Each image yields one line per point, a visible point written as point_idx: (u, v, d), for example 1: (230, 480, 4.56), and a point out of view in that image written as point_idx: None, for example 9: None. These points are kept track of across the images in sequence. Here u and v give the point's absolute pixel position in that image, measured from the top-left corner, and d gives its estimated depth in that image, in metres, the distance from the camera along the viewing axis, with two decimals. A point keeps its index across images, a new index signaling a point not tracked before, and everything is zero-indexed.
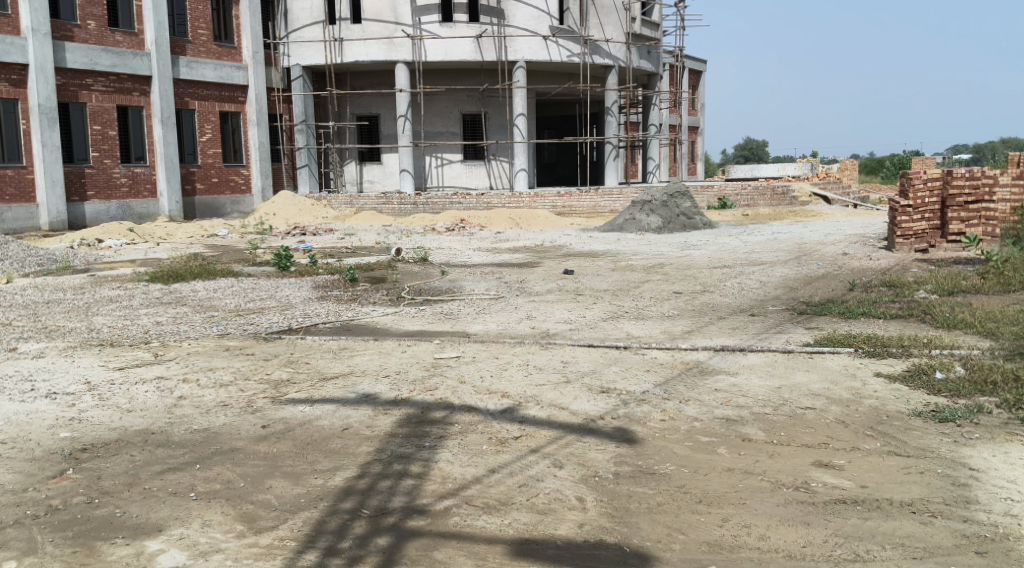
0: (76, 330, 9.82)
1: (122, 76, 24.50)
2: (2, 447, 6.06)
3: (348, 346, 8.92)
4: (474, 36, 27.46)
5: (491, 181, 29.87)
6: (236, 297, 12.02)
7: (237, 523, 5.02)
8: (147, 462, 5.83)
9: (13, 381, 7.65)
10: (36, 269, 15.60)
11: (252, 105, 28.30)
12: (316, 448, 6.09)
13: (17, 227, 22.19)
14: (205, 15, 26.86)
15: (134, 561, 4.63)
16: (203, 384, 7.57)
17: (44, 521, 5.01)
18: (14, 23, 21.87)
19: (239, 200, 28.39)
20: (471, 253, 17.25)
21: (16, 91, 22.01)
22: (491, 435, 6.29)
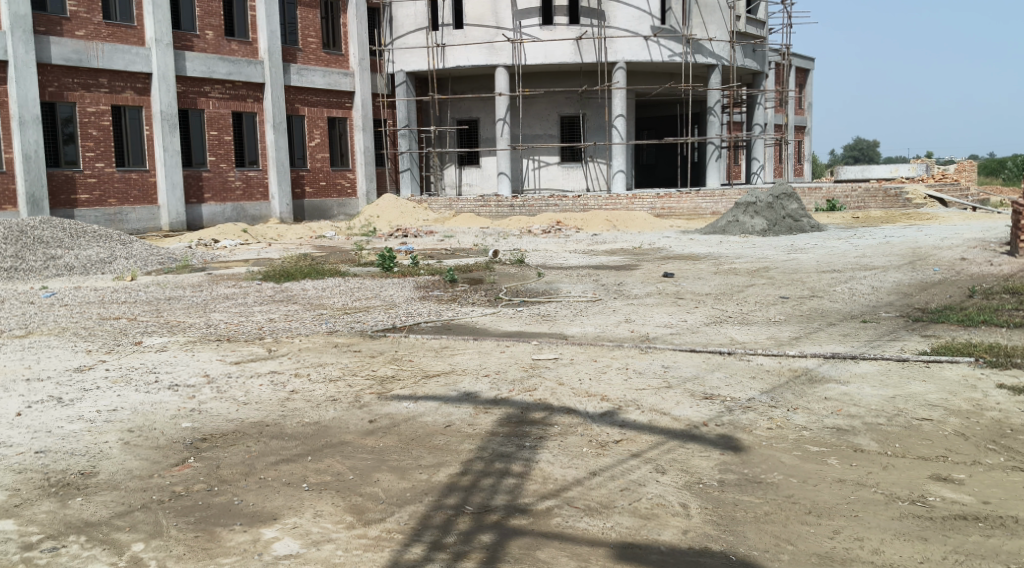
0: (196, 325, 10.27)
1: (237, 83, 25.49)
2: (130, 435, 6.38)
3: (449, 346, 9.03)
4: (575, 38, 27.43)
5: (588, 182, 29.74)
6: (342, 295, 12.33)
7: (347, 515, 5.16)
8: (263, 452, 6.05)
9: (140, 372, 8.06)
10: (157, 267, 16.37)
11: (358, 110, 29.00)
12: (420, 444, 6.21)
13: (141, 227, 23.28)
14: (315, 23, 27.66)
15: (251, 547, 4.79)
16: (314, 378, 7.82)
17: (169, 506, 5.25)
18: (139, 34, 23.01)
19: (344, 203, 29.11)
20: (568, 255, 17.29)
21: (141, 98, 23.12)
22: (592, 438, 6.29)
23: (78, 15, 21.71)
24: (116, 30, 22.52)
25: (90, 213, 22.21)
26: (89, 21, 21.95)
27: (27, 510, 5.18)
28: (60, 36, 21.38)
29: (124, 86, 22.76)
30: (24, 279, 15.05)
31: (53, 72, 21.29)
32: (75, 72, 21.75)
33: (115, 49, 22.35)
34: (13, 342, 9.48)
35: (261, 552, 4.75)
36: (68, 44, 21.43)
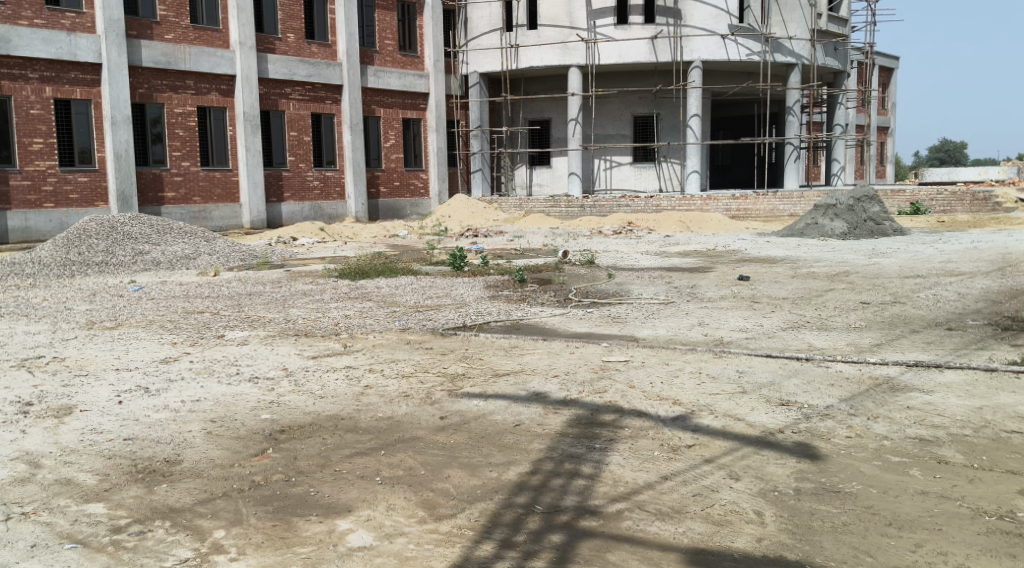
0: (275, 320, 10.52)
1: (317, 85, 26.02)
2: (212, 425, 6.58)
3: (519, 345, 9.08)
4: (650, 37, 27.25)
5: (660, 183, 29.44)
6: (414, 294, 12.46)
7: (418, 509, 5.23)
8: (338, 445, 6.17)
9: (222, 364, 8.31)
10: (239, 263, 16.80)
11: (432, 111, 29.30)
12: (490, 442, 6.25)
13: (223, 225, 23.92)
14: (391, 25, 28.08)
15: (326, 537, 4.89)
16: (387, 374, 7.95)
17: (249, 495, 5.39)
18: (224, 37, 23.68)
19: (417, 203, 29.45)
20: (639, 256, 17.19)
21: (225, 100, 23.78)
22: (664, 442, 6.25)
23: (167, 20, 22.41)
24: (203, 34, 23.20)
25: (176, 211, 22.89)
26: (177, 25, 22.65)
27: (115, 494, 5.37)
28: (150, 39, 22.10)
29: (209, 88, 23.44)
30: (114, 273, 15.62)
31: (143, 74, 22.02)
32: (163, 74, 22.46)
33: (201, 52, 23.02)
34: (103, 333, 9.85)
35: (336, 543, 4.84)
36: (157, 47, 22.13)
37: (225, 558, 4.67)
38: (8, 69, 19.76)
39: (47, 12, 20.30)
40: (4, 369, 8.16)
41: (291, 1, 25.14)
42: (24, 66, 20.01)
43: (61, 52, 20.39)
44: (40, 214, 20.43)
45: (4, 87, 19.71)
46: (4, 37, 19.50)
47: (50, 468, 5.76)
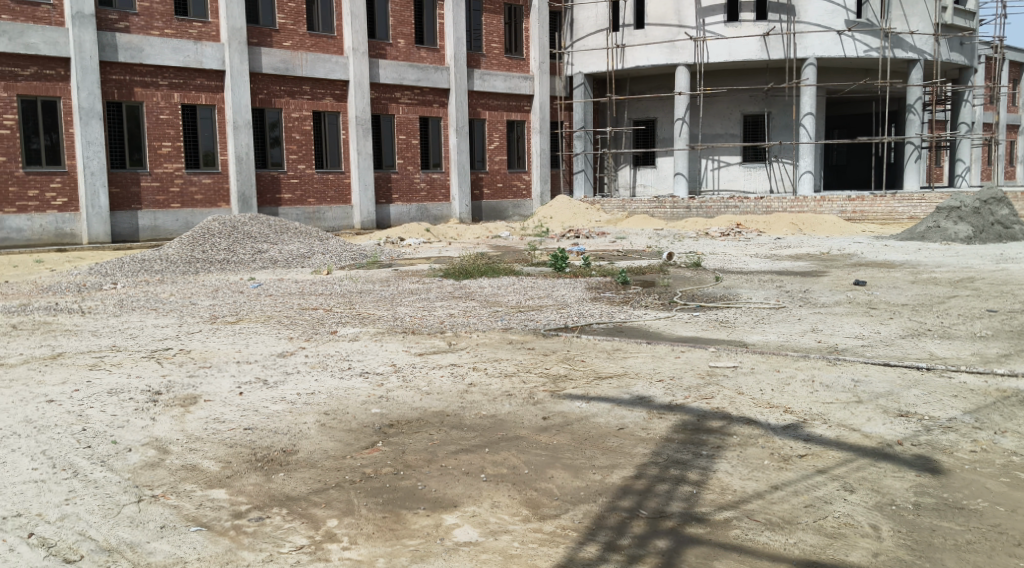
0: (383, 317, 10.80)
1: (425, 89, 26.51)
2: (326, 417, 6.82)
3: (622, 347, 9.08)
4: (762, 34, 26.69)
5: (771, 184, 28.78)
6: (516, 294, 12.58)
7: (522, 508, 5.30)
8: (444, 441, 6.31)
9: (334, 359, 8.59)
10: (350, 262, 17.25)
11: (537, 113, 29.48)
12: (593, 444, 6.27)
13: (335, 226, 24.60)
14: (498, 28, 28.38)
15: (434, 531, 5.01)
16: (491, 372, 8.07)
17: (360, 486, 5.57)
18: (338, 44, 24.38)
19: (520, 204, 29.64)
20: (748, 259, 16.88)
21: (338, 105, 24.49)
22: (774, 451, 6.15)
23: (286, 28, 23.22)
24: (319, 40, 23.94)
25: (292, 211, 23.68)
26: (295, 32, 23.43)
27: (237, 481, 5.63)
28: (270, 47, 22.94)
29: (323, 93, 24.19)
30: (234, 270, 16.29)
31: (262, 81, 22.90)
32: (281, 80, 23.29)
33: (317, 58, 23.76)
34: (225, 327, 10.29)
35: (443, 537, 4.95)
36: (276, 55, 22.96)
37: (338, 546, 4.83)
38: (140, 77, 20.82)
39: (176, 23, 21.31)
40: (135, 360, 8.64)
41: (402, 7, 25.69)
42: (155, 74, 21.05)
43: (188, 60, 21.39)
44: (167, 214, 21.45)
45: (137, 93, 20.78)
46: (137, 46, 20.56)
47: (176, 454, 6.07)
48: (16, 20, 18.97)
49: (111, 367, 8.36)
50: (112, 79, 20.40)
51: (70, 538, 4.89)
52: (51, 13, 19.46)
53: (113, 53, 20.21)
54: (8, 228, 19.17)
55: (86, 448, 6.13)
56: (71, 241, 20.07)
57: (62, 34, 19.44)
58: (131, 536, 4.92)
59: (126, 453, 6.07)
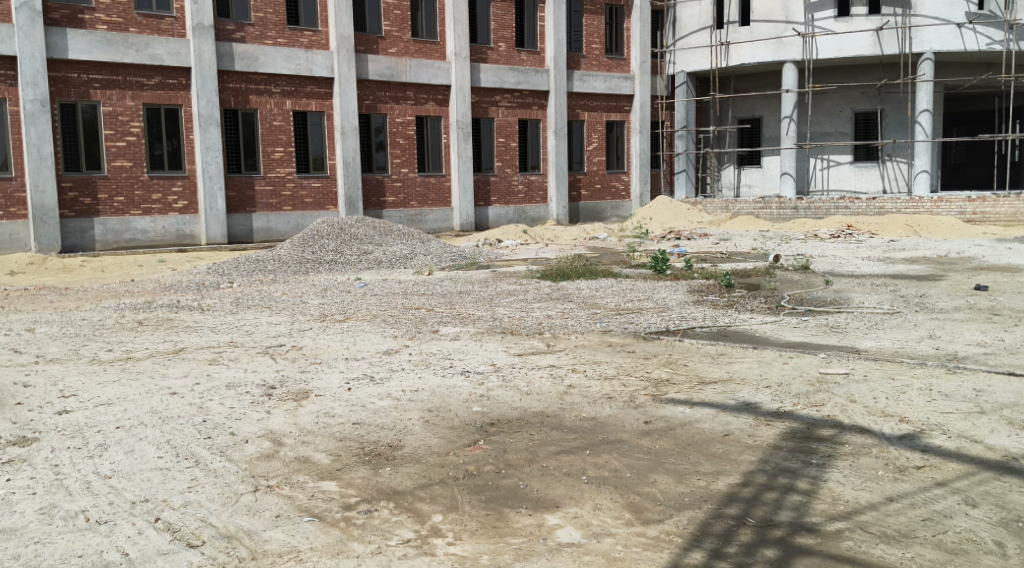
0: (483, 318, 10.96)
1: (525, 92, 26.69)
2: (429, 414, 6.98)
3: (727, 352, 8.99)
4: (874, 29, 25.91)
5: (884, 184, 27.92)
6: (615, 296, 12.60)
7: (625, 511, 5.32)
8: (545, 441, 6.39)
9: (436, 357, 8.78)
10: (450, 263, 17.48)
11: (637, 113, 29.32)
12: (698, 450, 6.24)
13: (436, 228, 25.00)
14: (599, 29, 28.36)
15: (537, 531, 5.09)
16: (591, 375, 8.10)
17: (463, 483, 5.70)
18: (441, 49, 24.79)
19: (619, 205, 29.51)
20: (859, 262, 16.42)
21: (440, 109, 24.90)
22: (889, 461, 6.01)
23: (391, 34, 23.75)
24: (422, 46, 24.41)
25: (395, 214, 24.18)
26: (400, 39, 23.94)
27: (346, 473, 5.84)
28: (376, 53, 23.51)
29: (426, 98, 24.63)
30: (341, 270, 16.76)
31: (369, 87, 23.49)
32: (386, 86, 23.83)
33: (421, 64, 24.20)
34: (333, 325, 10.62)
35: (546, 537, 5.03)
36: (382, 61, 23.50)
37: (444, 541, 4.96)
38: (254, 85, 21.64)
39: (288, 32, 22.06)
40: (250, 355, 9.01)
41: (504, 11, 25.97)
42: (268, 82, 21.84)
43: (299, 68, 22.10)
44: (279, 217, 22.20)
45: (251, 101, 21.61)
46: (253, 55, 21.36)
47: (289, 447, 6.32)
48: (142, 32, 20.00)
49: (229, 361, 8.75)
50: (229, 87, 21.26)
51: (193, 524, 5.16)
52: (174, 26, 20.44)
53: (230, 62, 21.06)
54: (133, 230, 20.15)
55: (206, 438, 6.45)
56: (191, 242, 20.97)
57: (183, 45, 20.38)
58: (248, 524, 5.16)
59: (243, 444, 6.35)
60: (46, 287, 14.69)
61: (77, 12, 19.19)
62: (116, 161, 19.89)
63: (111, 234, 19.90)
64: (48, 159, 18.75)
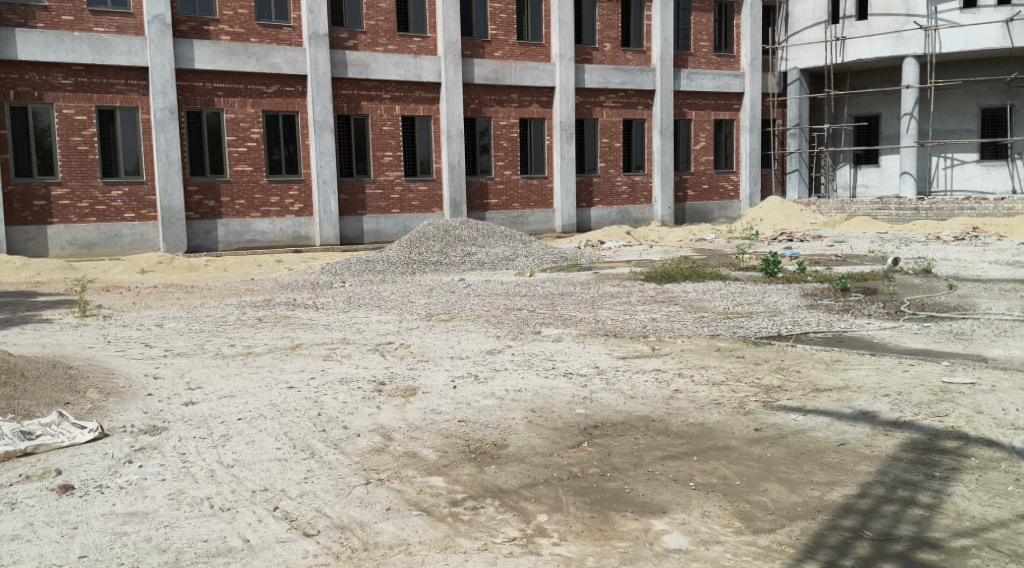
0: (586, 320, 10.99)
1: (630, 92, 26.54)
2: (533, 415, 7.08)
3: (842, 359, 8.78)
4: (1004, 20, 24.52)
5: (1014, 183, 26.52)
6: (724, 299, 12.45)
7: (735, 519, 5.28)
8: (650, 446, 6.39)
9: (540, 358, 8.89)
10: (552, 265, 17.59)
11: (746, 111, 28.77)
12: (811, 459, 6.13)
13: (538, 229, 25.14)
14: (708, 27, 27.96)
15: (643, 535, 5.11)
16: (698, 380, 8.03)
17: (567, 484, 5.77)
18: (546, 51, 24.92)
19: (727, 206, 29.03)
20: (986, 266, 15.71)
21: (544, 111, 25.01)
22: (1018, 476, 5.78)
23: (497, 38, 24.04)
24: (528, 49, 24.59)
25: (498, 216, 24.45)
26: (506, 42, 24.19)
27: (452, 470, 5.99)
28: (482, 57, 23.83)
29: (531, 100, 24.78)
30: (446, 271, 17.06)
31: (474, 91, 23.82)
32: (492, 90, 24.11)
33: (526, 66, 24.38)
34: (440, 324, 10.84)
35: (652, 542, 5.04)
36: (488, 65, 23.80)
37: (550, 541, 5.04)
38: (366, 91, 22.24)
39: (398, 38, 22.58)
40: (361, 352, 9.30)
41: (610, 12, 25.93)
42: (379, 88, 22.41)
43: (408, 73, 22.60)
44: (388, 219, 22.75)
45: (363, 107, 22.22)
46: (365, 62, 21.96)
47: (399, 441, 6.52)
48: (262, 42, 20.83)
49: (342, 358, 9.07)
50: (342, 94, 21.93)
51: (309, 513, 5.39)
52: (291, 35, 21.21)
53: (344, 69, 21.72)
54: (253, 231, 21.00)
55: (321, 431, 6.72)
56: (306, 243, 21.69)
57: (300, 53, 21.13)
58: (361, 516, 5.35)
59: (355, 438, 6.59)
60: (174, 285, 15.46)
61: (202, 24, 20.14)
62: (238, 166, 20.76)
63: (233, 235, 20.78)
64: (176, 164, 19.73)
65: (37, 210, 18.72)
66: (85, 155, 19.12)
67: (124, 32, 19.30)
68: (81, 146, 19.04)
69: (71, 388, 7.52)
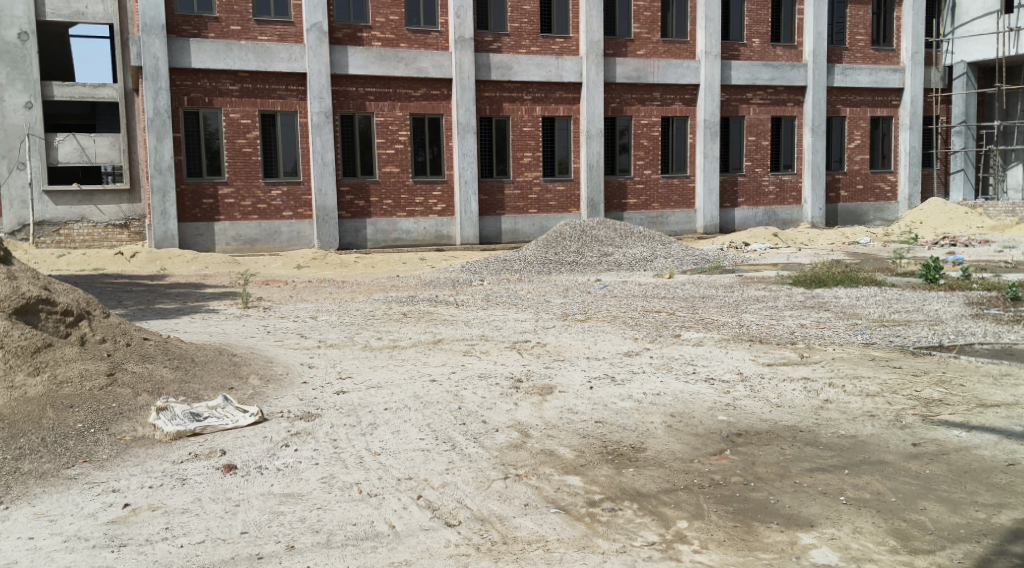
0: (729, 324, 10.81)
1: (779, 88, 25.79)
2: (672, 419, 7.04)
3: (1011, 373, 8.30)
4: None
5: None
6: (879, 306, 11.97)
7: (889, 538, 5.10)
8: (797, 457, 6.25)
9: (680, 362, 8.82)
10: (693, 267, 17.35)
11: (906, 108, 27.47)
12: (974, 479, 5.85)
13: (678, 230, 24.85)
14: (865, 20, 26.87)
15: (789, 548, 5.02)
16: (850, 391, 7.77)
17: (708, 492, 5.72)
18: (691, 48, 24.57)
19: (883, 207, 27.80)
20: None
21: (688, 109, 24.66)
22: None
23: (641, 36, 23.92)
24: (672, 46, 24.33)
25: (637, 216, 24.34)
26: (650, 40, 24.03)
27: (590, 470, 6.05)
28: (625, 56, 23.76)
29: (674, 98, 24.49)
30: (582, 271, 17.11)
31: (616, 90, 23.74)
32: (634, 88, 23.98)
33: (670, 64, 24.13)
34: (576, 324, 10.92)
35: (799, 556, 4.95)
36: (631, 64, 23.70)
37: (690, 548, 5.02)
38: (508, 92, 22.57)
39: (541, 40, 22.80)
40: (499, 349, 9.48)
41: (759, 7, 25.32)
42: (521, 89, 22.70)
43: (551, 74, 22.78)
44: (526, 219, 23.02)
45: (505, 108, 22.56)
46: (508, 64, 22.30)
47: (536, 439, 6.63)
48: (411, 47, 21.48)
49: (481, 354, 9.28)
50: (485, 96, 22.35)
51: (451, 504, 5.57)
52: (439, 39, 21.77)
53: (487, 72, 22.12)
54: (399, 230, 21.70)
55: (462, 424, 6.92)
56: (447, 242, 22.24)
57: (446, 57, 21.65)
58: (500, 509, 5.50)
59: (494, 433, 6.74)
60: (327, 280, 16.16)
61: (357, 31, 20.97)
62: (386, 167, 21.49)
63: (381, 234, 21.53)
64: (330, 165, 20.62)
65: (205, 208, 19.98)
66: (249, 157, 20.24)
67: (285, 40, 20.32)
68: (246, 148, 20.18)
69: (235, 374, 8.04)
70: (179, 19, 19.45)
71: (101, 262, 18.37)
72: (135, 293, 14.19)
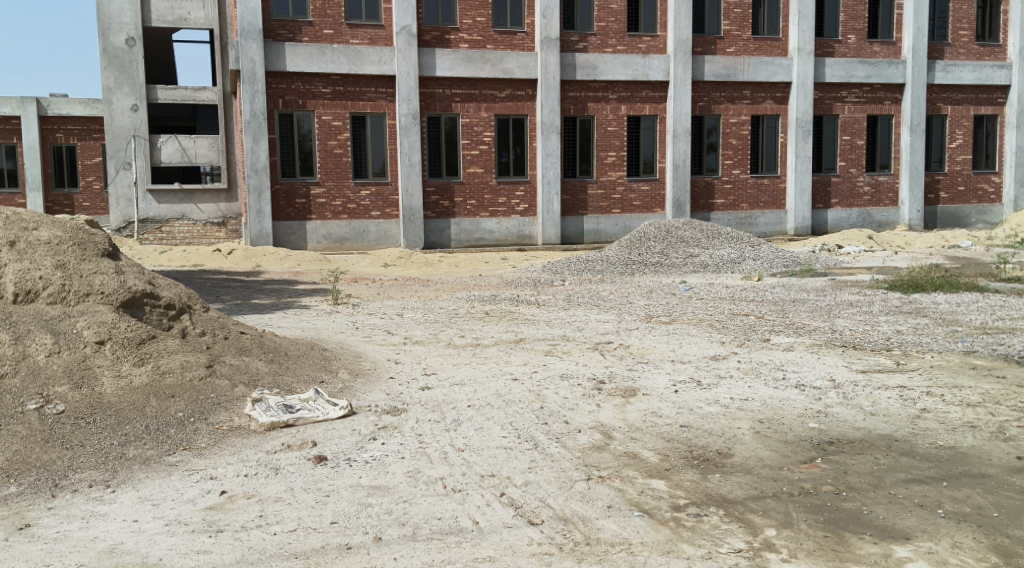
0: (821, 329, 10.57)
1: (876, 85, 25.04)
2: (760, 425, 6.93)
3: None
4: None
5: None
6: (981, 313, 11.52)
7: (991, 554, 4.94)
8: (892, 467, 6.09)
9: (769, 367, 8.67)
10: (783, 269, 17.03)
11: (1013, 107, 26.26)
12: None
13: (767, 231, 24.40)
14: (968, 14, 25.90)
15: (882, 560, 4.90)
16: (950, 400, 7.53)
17: (798, 500, 5.62)
18: (783, 46, 24.07)
19: (986, 209, 26.77)
20: None
21: (779, 107, 24.15)
22: None
23: (731, 34, 23.56)
24: (763, 44, 23.89)
25: (724, 217, 24.00)
26: (740, 38, 23.65)
27: (675, 474, 6.01)
28: (714, 54, 23.45)
29: (765, 96, 24.01)
30: (668, 272, 16.97)
31: (704, 88, 23.44)
32: (722, 87, 23.62)
33: (760, 61, 23.69)
34: (660, 326, 10.86)
35: None
36: (719, 61, 23.36)
37: (778, 557, 4.95)
38: (594, 92, 22.49)
39: (629, 38, 22.67)
40: (582, 350, 9.49)
41: (855, 2, 24.65)
42: (607, 89, 22.60)
43: (637, 73, 22.62)
44: (609, 219, 22.95)
45: (590, 108, 22.49)
46: (594, 64, 22.24)
47: (619, 441, 6.63)
48: (498, 48, 21.61)
49: (563, 354, 9.30)
50: (570, 96, 22.32)
51: (534, 503, 5.61)
52: (525, 40, 21.85)
53: (573, 72, 22.11)
54: (483, 230, 21.92)
55: (544, 424, 6.95)
56: (530, 242, 22.32)
57: (532, 58, 21.71)
58: (583, 510, 5.51)
59: (577, 434, 6.76)
60: (414, 279, 16.41)
61: (445, 32, 21.22)
62: (471, 168, 21.71)
63: (465, 233, 21.79)
64: (417, 166, 20.93)
65: (298, 207, 20.54)
66: (340, 157, 20.70)
67: (375, 42, 20.70)
68: (337, 149, 20.64)
69: (326, 368, 8.26)
70: (275, 24, 20.02)
71: (201, 258, 19.05)
72: (231, 288, 14.68)
